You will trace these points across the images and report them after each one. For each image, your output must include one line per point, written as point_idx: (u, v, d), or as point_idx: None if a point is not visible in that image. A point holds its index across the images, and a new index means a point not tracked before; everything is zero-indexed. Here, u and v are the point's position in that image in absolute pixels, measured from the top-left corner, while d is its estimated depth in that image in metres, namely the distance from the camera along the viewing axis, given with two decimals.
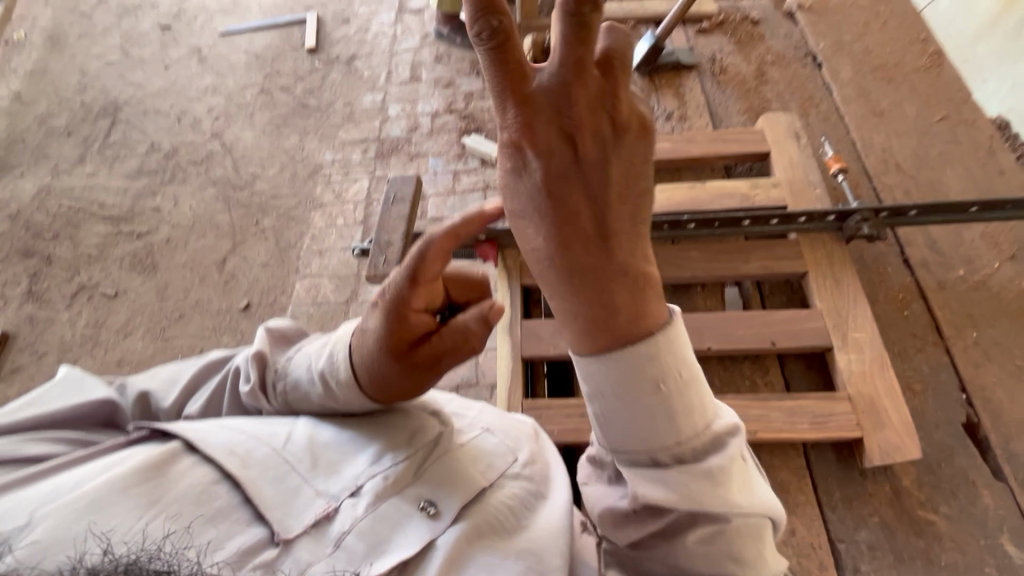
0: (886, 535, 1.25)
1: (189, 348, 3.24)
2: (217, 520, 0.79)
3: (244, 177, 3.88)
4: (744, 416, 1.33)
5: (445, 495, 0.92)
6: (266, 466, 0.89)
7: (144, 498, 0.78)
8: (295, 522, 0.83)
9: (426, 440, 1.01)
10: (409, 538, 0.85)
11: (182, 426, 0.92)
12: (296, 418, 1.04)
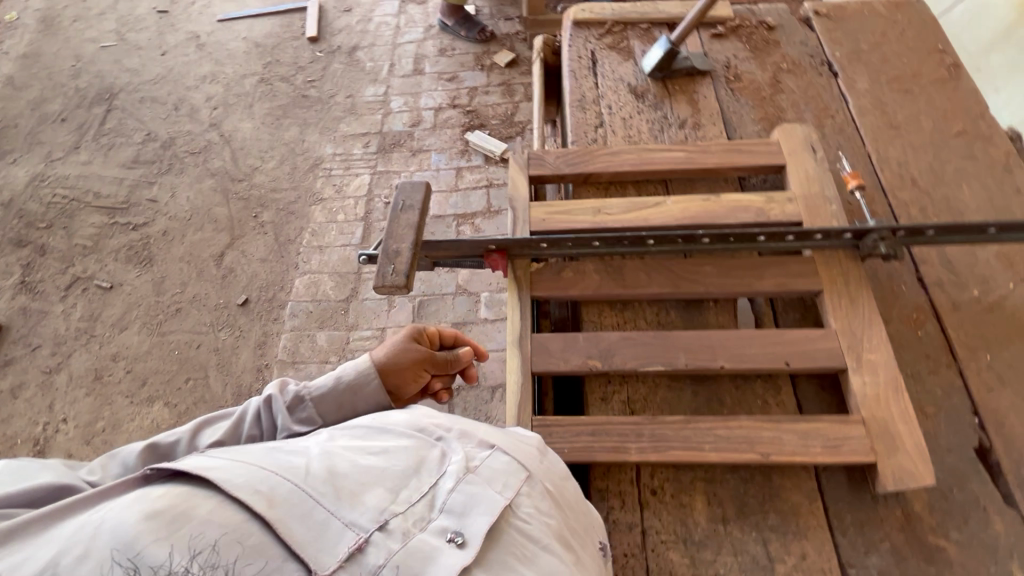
0: (897, 560, 1.24)
1: (186, 343, 3.20)
2: (247, 556, 0.81)
3: (243, 169, 3.82)
4: (757, 437, 1.31)
5: (469, 523, 0.95)
6: (293, 503, 0.88)
7: (167, 546, 0.77)
8: (330, 557, 0.84)
9: (438, 470, 1.03)
10: (442, 568, 0.87)
11: (196, 466, 0.90)
12: (307, 447, 1.03)
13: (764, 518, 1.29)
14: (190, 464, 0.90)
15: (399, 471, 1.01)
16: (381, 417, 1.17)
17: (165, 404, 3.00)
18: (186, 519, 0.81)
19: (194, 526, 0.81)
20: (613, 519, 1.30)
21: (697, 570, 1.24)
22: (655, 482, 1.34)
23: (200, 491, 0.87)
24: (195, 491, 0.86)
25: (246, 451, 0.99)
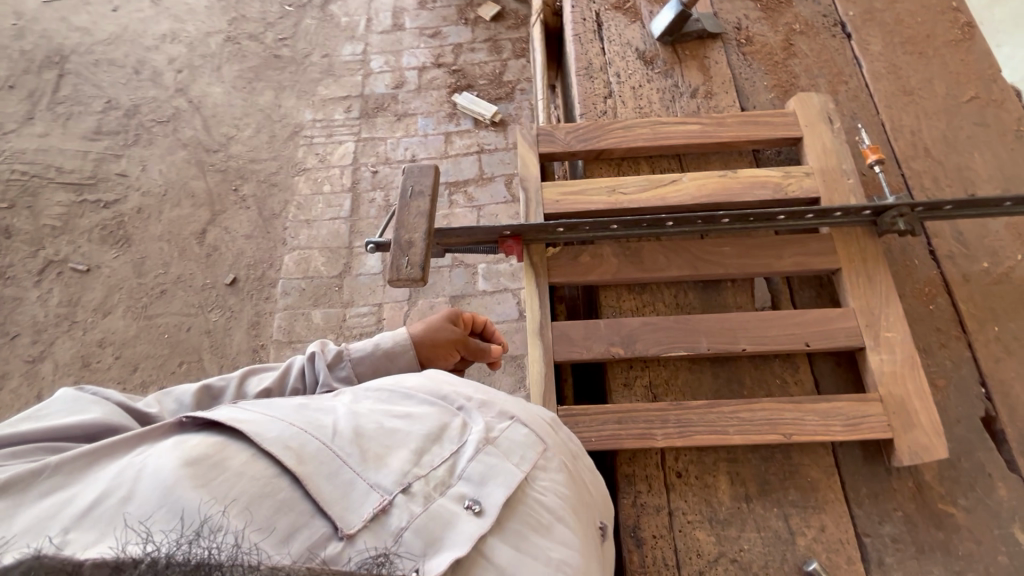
0: (909, 528, 1.31)
1: (175, 326, 3.10)
2: (281, 514, 0.76)
3: (217, 139, 3.60)
4: (780, 419, 1.33)
5: (488, 493, 0.93)
6: (321, 460, 0.86)
7: (203, 492, 0.73)
8: (355, 515, 0.81)
9: (458, 439, 1.00)
10: (462, 534, 0.84)
11: (232, 417, 0.88)
12: (332, 407, 1.01)
13: (785, 494, 1.34)
14: (226, 417, 0.87)
15: (422, 435, 0.98)
16: (407, 379, 1.15)
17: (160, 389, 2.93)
18: (222, 469, 0.77)
19: (231, 475, 0.77)
20: (641, 503, 1.33)
21: (722, 547, 1.29)
22: (680, 465, 1.37)
23: (238, 445, 0.83)
24: (232, 444, 0.83)
25: (276, 408, 0.97)
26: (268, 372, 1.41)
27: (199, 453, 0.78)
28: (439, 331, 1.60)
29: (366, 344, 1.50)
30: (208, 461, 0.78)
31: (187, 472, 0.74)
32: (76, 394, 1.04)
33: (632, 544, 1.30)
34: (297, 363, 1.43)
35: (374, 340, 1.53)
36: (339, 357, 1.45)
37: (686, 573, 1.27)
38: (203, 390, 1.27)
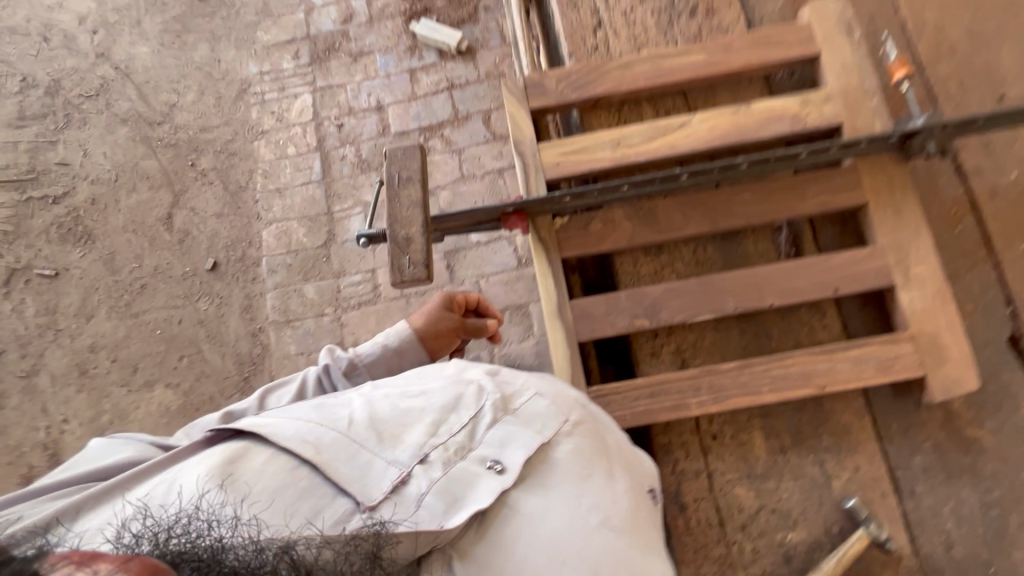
0: (939, 455, 1.35)
1: (165, 321, 2.98)
2: (303, 501, 0.83)
3: (158, 109, 3.25)
4: (812, 371, 1.31)
5: (509, 453, 0.96)
6: (339, 447, 0.91)
7: (227, 495, 0.81)
8: (375, 489, 0.87)
9: (475, 405, 1.02)
10: (482, 493, 0.90)
11: (250, 423, 0.94)
12: (353, 396, 1.06)
13: (819, 441, 1.36)
14: (245, 423, 0.94)
15: (438, 407, 1.01)
16: (434, 365, 1.17)
17: (167, 386, 2.88)
18: (243, 471, 0.85)
19: (249, 476, 0.84)
20: (680, 469, 1.35)
21: (762, 499, 1.33)
22: (715, 427, 1.37)
23: (258, 446, 0.90)
24: (254, 446, 0.90)
25: (299, 405, 1.03)
26: (283, 387, 1.37)
27: (221, 459, 0.86)
28: (437, 325, 1.55)
29: (373, 347, 1.47)
30: (229, 467, 0.85)
31: (209, 480, 0.82)
32: (108, 440, 1.03)
33: (676, 509, 1.33)
34: (311, 375, 1.39)
35: (380, 340, 1.50)
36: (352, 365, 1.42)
37: (730, 529, 1.31)
38: (225, 417, 1.22)
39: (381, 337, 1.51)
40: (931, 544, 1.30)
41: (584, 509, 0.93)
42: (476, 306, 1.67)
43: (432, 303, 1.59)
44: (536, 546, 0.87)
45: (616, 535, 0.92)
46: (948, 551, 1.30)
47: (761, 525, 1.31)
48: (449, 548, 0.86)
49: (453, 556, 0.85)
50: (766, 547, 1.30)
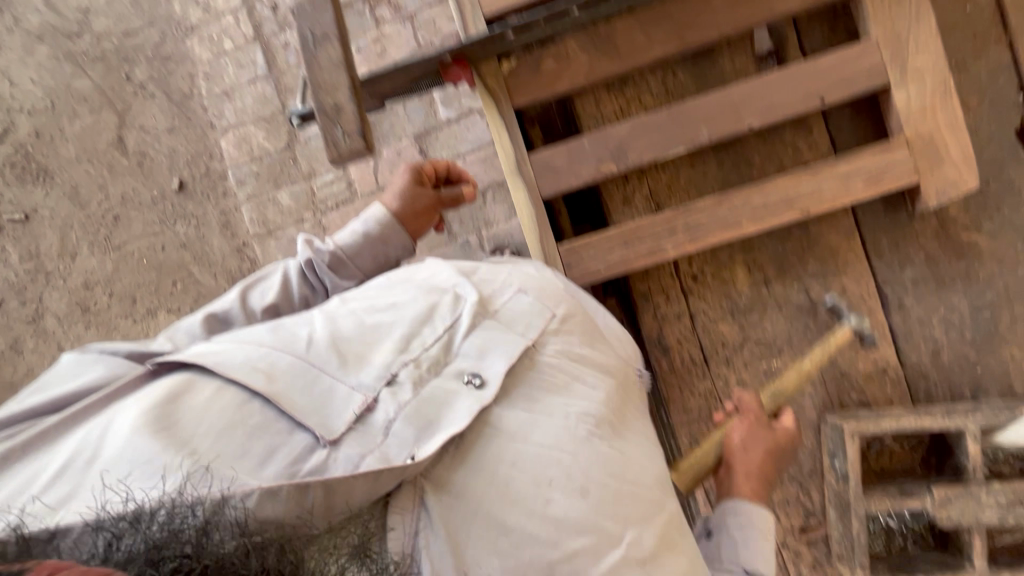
0: (930, 266, 1.29)
1: (149, 248, 2.94)
2: (254, 438, 0.76)
3: (73, 17, 2.92)
4: (796, 195, 1.22)
5: (488, 365, 0.92)
6: (295, 375, 0.84)
7: (165, 441, 0.72)
8: (337, 419, 0.80)
9: (451, 315, 0.96)
10: (459, 411, 0.86)
11: (197, 353, 0.85)
12: (313, 315, 0.97)
13: (804, 268, 1.30)
14: (189, 355, 0.85)
15: (408, 321, 0.95)
16: (406, 271, 1.09)
17: (169, 311, 2.92)
18: (183, 413, 0.76)
19: (191, 419, 0.76)
20: (661, 315, 1.32)
21: (746, 332, 1.31)
22: (695, 268, 1.31)
23: (205, 380, 0.81)
24: (199, 380, 0.82)
25: (253, 328, 0.94)
26: (265, 275, 1.33)
27: (160, 397, 0.78)
28: (414, 206, 1.44)
29: (352, 234, 1.37)
30: (169, 406, 0.77)
31: (144, 424, 0.73)
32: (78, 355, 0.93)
33: (659, 353, 1.33)
34: (292, 268, 1.34)
35: (358, 225, 1.40)
36: (334, 258, 1.35)
37: (715, 365, 1.31)
38: (209, 320, 1.20)
39: (358, 220, 1.40)
40: (917, 354, 1.29)
41: (566, 419, 0.92)
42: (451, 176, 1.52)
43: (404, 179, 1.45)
44: (518, 463, 0.86)
45: (598, 441, 0.92)
46: (935, 358, 1.29)
47: (746, 357, 1.31)
48: (422, 479, 0.82)
49: (425, 487, 0.82)
50: (751, 377, 1.31)
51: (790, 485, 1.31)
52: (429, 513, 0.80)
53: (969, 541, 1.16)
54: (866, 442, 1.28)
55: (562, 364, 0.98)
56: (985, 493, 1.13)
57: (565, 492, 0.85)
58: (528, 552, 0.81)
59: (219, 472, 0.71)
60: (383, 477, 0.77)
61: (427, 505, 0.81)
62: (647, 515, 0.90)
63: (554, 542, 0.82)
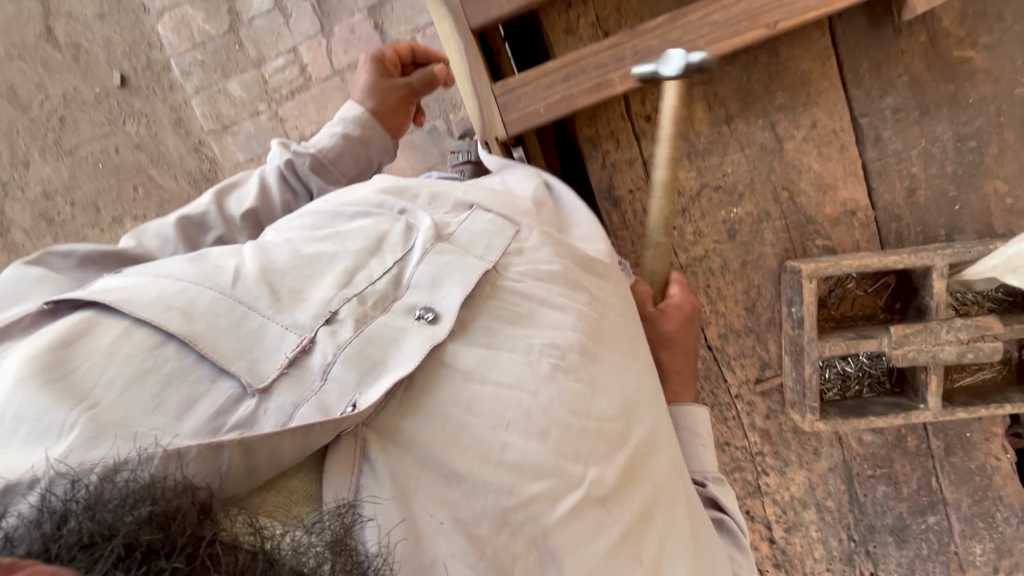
0: (915, 91, 1.14)
1: (101, 152, 2.73)
2: (172, 389, 0.62)
3: None
4: (763, 8, 1.04)
5: (442, 296, 0.78)
6: (218, 314, 0.69)
7: (53, 395, 0.57)
8: (269, 365, 0.66)
9: (402, 246, 0.83)
10: (409, 350, 0.72)
11: (107, 289, 0.71)
12: (244, 248, 0.83)
13: (771, 101, 1.16)
14: (89, 293, 0.69)
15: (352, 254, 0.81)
16: (345, 195, 0.96)
17: (134, 219, 2.73)
18: (81, 361, 0.61)
19: (93, 365, 0.61)
20: (611, 162, 1.20)
21: (704, 179, 1.20)
22: (649, 108, 1.18)
23: (109, 321, 0.66)
24: (106, 320, 0.67)
25: (169, 263, 0.78)
26: (245, 181, 1.20)
27: (51, 341, 0.62)
28: (382, 100, 1.34)
29: (329, 136, 1.26)
30: (62, 352, 0.62)
31: (31, 373, 0.59)
32: (18, 270, 0.82)
33: (609, 206, 1.23)
34: (270, 172, 1.20)
35: (335, 127, 1.29)
36: (312, 162, 1.23)
37: None
38: (182, 223, 1.07)
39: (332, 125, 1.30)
40: (890, 193, 1.18)
41: (529, 351, 0.78)
42: (417, 59, 1.45)
43: (366, 73, 1.36)
44: (474, 405, 0.72)
45: (565, 374, 0.78)
46: (909, 197, 1.18)
47: (703, 205, 1.21)
48: (363, 428, 0.67)
49: (368, 437, 0.67)
50: (710, 227, 1.22)
51: (746, 338, 1.26)
52: (372, 467, 0.65)
53: (925, 378, 1.13)
54: (826, 288, 1.21)
55: (525, 290, 0.84)
56: (946, 328, 1.09)
57: (527, 432, 0.72)
58: (482, 502, 0.67)
59: (129, 429, 0.57)
60: (315, 433, 0.62)
61: (370, 458, 0.66)
62: (612, 448, 0.78)
63: (511, 487, 0.69)
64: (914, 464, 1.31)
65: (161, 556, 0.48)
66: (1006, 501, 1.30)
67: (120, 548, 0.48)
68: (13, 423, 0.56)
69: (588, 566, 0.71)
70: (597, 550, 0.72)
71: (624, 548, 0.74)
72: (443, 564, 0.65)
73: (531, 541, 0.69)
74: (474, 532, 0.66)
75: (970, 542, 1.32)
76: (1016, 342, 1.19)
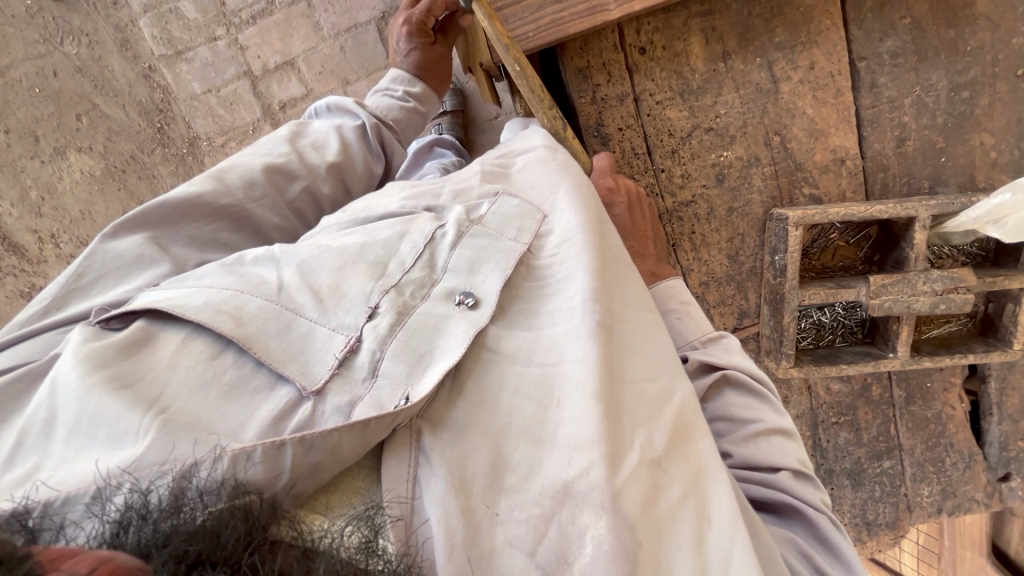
0: (915, 35, 1.10)
1: (38, 75, 2.15)
2: (233, 398, 0.59)
3: None
4: None
5: (482, 281, 0.73)
6: (266, 318, 0.65)
7: (120, 403, 0.55)
8: (319, 367, 0.62)
9: (433, 224, 0.78)
10: (454, 338, 0.67)
11: (150, 298, 0.67)
12: (275, 250, 0.75)
13: (771, 39, 1.11)
14: (140, 301, 0.66)
15: (382, 243, 0.75)
16: (363, 204, 0.88)
17: (80, 150, 2.21)
18: (144, 371, 0.59)
19: (156, 374, 0.59)
20: (602, 98, 1.15)
21: (697, 119, 1.15)
22: (644, 39, 1.12)
23: (166, 332, 0.64)
24: (164, 330, 0.64)
25: (204, 272, 0.73)
26: (313, 129, 1.04)
27: (108, 351, 0.60)
28: (440, 68, 1.22)
29: (401, 103, 1.13)
30: (122, 364, 0.59)
31: (95, 379, 0.56)
32: (116, 247, 0.78)
33: (597, 144, 1.17)
34: (349, 125, 1.06)
35: (399, 92, 1.15)
36: (390, 129, 1.11)
37: (659, 157, 1.17)
38: (271, 171, 0.94)
39: (387, 87, 1.16)
40: (880, 142, 1.15)
41: (570, 320, 0.71)
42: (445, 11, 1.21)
43: (416, 52, 1.18)
44: (522, 387, 0.66)
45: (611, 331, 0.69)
46: (899, 147, 1.15)
47: (694, 147, 1.17)
48: (418, 419, 0.63)
49: (423, 428, 0.62)
50: (698, 170, 1.18)
51: (727, 285, 1.24)
52: (428, 458, 0.61)
53: (897, 329, 1.15)
54: (809, 237, 1.20)
55: (563, 256, 0.77)
56: (923, 279, 1.10)
57: (576, 404, 0.65)
58: (540, 482, 0.61)
59: (197, 432, 0.54)
60: (371, 429, 0.59)
61: (424, 448, 0.62)
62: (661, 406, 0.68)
63: (566, 463, 0.61)
64: (877, 412, 1.37)
65: (205, 565, 0.42)
66: (957, 447, 1.37)
67: (173, 559, 0.41)
68: (88, 427, 0.54)
69: (653, 532, 0.61)
70: (665, 514, 0.62)
71: (693, 510, 0.64)
72: (504, 554, 0.58)
73: (598, 510, 0.59)
74: (535, 514, 0.59)
75: (918, 485, 1.39)
76: (983, 296, 1.22)
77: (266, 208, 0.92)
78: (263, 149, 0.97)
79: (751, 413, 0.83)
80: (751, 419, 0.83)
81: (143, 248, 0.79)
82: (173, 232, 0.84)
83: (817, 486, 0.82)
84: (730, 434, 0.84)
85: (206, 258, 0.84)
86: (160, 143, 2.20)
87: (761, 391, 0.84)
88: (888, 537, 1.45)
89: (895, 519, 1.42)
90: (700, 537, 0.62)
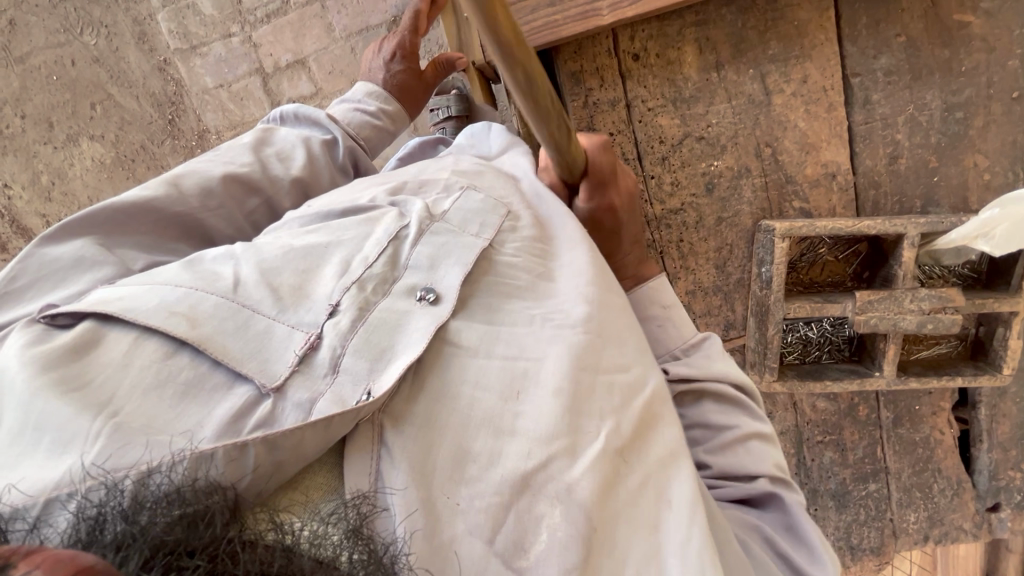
0: (910, 54, 1.10)
1: (56, 63, 2.19)
2: (189, 399, 0.55)
3: None
4: None
5: (443, 276, 0.71)
6: (222, 318, 0.61)
7: (71, 404, 0.51)
8: (280, 364, 0.59)
9: (396, 224, 0.75)
10: (415, 333, 0.65)
11: (102, 299, 0.63)
12: (236, 248, 0.73)
13: (765, 50, 1.12)
14: (88, 302, 0.61)
15: (347, 242, 0.73)
16: (332, 198, 0.86)
17: (93, 138, 2.25)
18: (97, 369, 0.55)
19: (110, 372, 0.55)
20: (594, 102, 1.17)
21: (689, 127, 1.15)
22: (638, 46, 1.13)
23: (114, 332, 0.59)
24: (112, 327, 0.59)
25: (163, 269, 0.69)
26: (280, 136, 1.02)
27: (57, 351, 0.56)
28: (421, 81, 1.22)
29: (371, 120, 1.11)
30: (74, 362, 0.55)
31: (44, 381, 0.52)
32: (56, 253, 0.75)
33: None
34: (317, 138, 1.03)
35: (371, 107, 1.13)
36: (358, 142, 1.08)
37: (648, 164, 1.18)
38: (230, 181, 0.92)
39: (359, 100, 1.13)
40: (872, 159, 1.15)
41: (532, 319, 0.70)
42: (427, 26, 1.22)
43: (396, 66, 1.18)
44: (482, 379, 0.64)
45: (572, 331, 0.69)
46: (891, 164, 1.15)
47: (684, 155, 1.17)
48: (380, 414, 0.60)
49: (383, 423, 0.59)
50: (688, 178, 1.18)
51: (714, 296, 1.24)
52: (389, 453, 0.58)
53: (883, 347, 1.14)
54: (798, 250, 1.20)
55: (527, 261, 0.77)
56: (910, 296, 1.09)
57: (537, 398, 0.64)
58: (501, 472, 0.59)
59: (151, 435, 0.51)
60: (334, 425, 0.56)
61: (386, 444, 0.59)
62: (625, 397, 0.68)
63: (525, 453, 0.60)
64: (863, 433, 1.35)
65: (182, 554, 0.40)
66: (944, 473, 1.34)
67: (150, 549, 0.40)
68: (35, 431, 0.50)
69: (611, 518, 0.61)
70: (623, 501, 0.62)
71: (650, 497, 0.64)
72: (463, 542, 0.57)
73: (555, 500, 0.59)
74: (494, 503, 0.58)
75: (904, 511, 1.36)
76: (974, 319, 1.21)
77: (221, 218, 0.91)
78: (224, 156, 0.95)
79: (728, 420, 0.80)
80: (728, 426, 0.80)
81: (83, 250, 0.76)
82: (121, 238, 0.82)
83: (792, 486, 0.79)
84: (706, 442, 0.81)
85: (155, 259, 0.82)
86: (170, 135, 2.24)
87: (739, 398, 0.82)
88: (872, 562, 1.42)
89: (880, 544, 1.39)
90: (658, 522, 0.63)
